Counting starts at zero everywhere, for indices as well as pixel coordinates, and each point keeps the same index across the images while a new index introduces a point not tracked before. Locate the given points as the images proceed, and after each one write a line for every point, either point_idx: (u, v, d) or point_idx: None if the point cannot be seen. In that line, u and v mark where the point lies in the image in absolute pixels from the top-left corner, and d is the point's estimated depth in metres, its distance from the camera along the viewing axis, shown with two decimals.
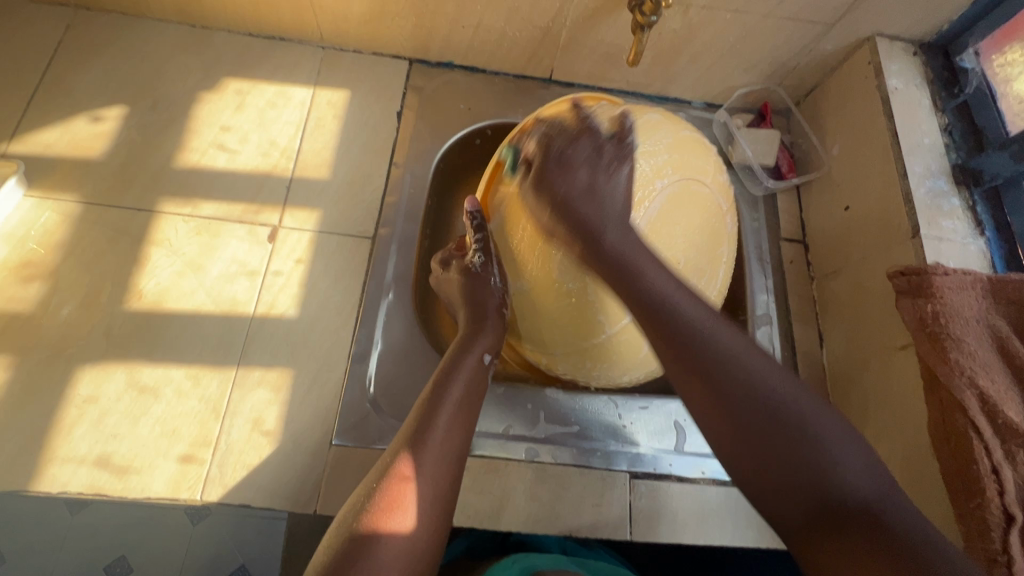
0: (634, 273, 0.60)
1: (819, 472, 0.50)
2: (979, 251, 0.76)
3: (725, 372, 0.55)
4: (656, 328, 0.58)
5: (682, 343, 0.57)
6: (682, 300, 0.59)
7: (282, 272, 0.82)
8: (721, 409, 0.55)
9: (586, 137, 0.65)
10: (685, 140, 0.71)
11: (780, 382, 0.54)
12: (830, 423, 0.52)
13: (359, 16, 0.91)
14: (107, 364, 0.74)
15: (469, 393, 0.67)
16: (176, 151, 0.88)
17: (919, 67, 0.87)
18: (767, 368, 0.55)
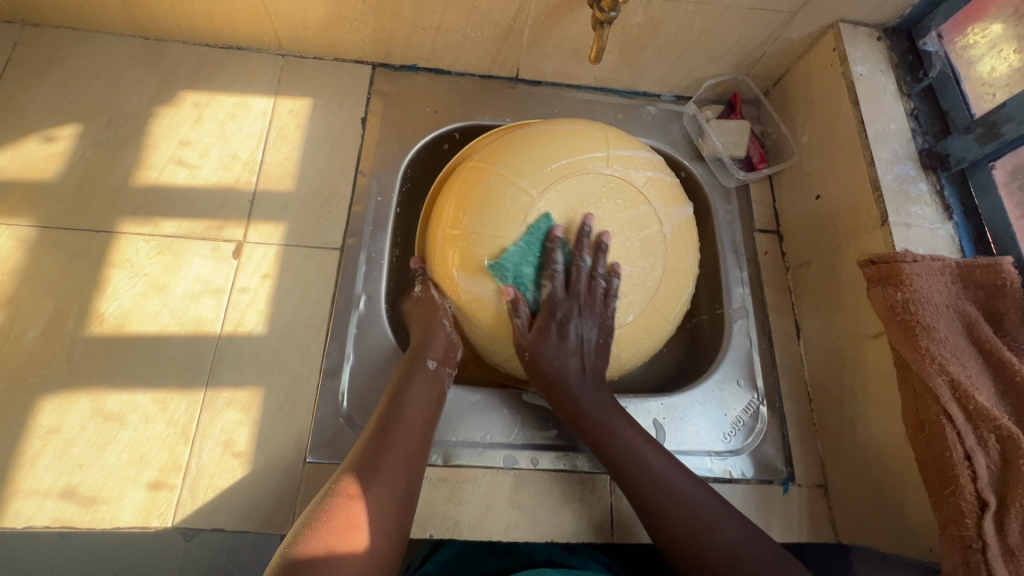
0: (604, 428, 0.69)
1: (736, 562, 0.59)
2: (947, 236, 0.75)
3: (642, 472, 0.66)
4: (613, 446, 0.68)
5: (630, 461, 0.67)
6: (634, 441, 0.68)
7: (248, 289, 0.81)
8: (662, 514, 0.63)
9: (470, 175, 0.72)
10: (563, 135, 0.72)
11: (695, 487, 0.65)
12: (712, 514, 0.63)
13: (316, 21, 0.89)
14: (70, 393, 0.72)
15: (425, 410, 0.68)
16: (134, 168, 0.85)
17: (884, 53, 0.87)
18: (673, 470, 0.66)
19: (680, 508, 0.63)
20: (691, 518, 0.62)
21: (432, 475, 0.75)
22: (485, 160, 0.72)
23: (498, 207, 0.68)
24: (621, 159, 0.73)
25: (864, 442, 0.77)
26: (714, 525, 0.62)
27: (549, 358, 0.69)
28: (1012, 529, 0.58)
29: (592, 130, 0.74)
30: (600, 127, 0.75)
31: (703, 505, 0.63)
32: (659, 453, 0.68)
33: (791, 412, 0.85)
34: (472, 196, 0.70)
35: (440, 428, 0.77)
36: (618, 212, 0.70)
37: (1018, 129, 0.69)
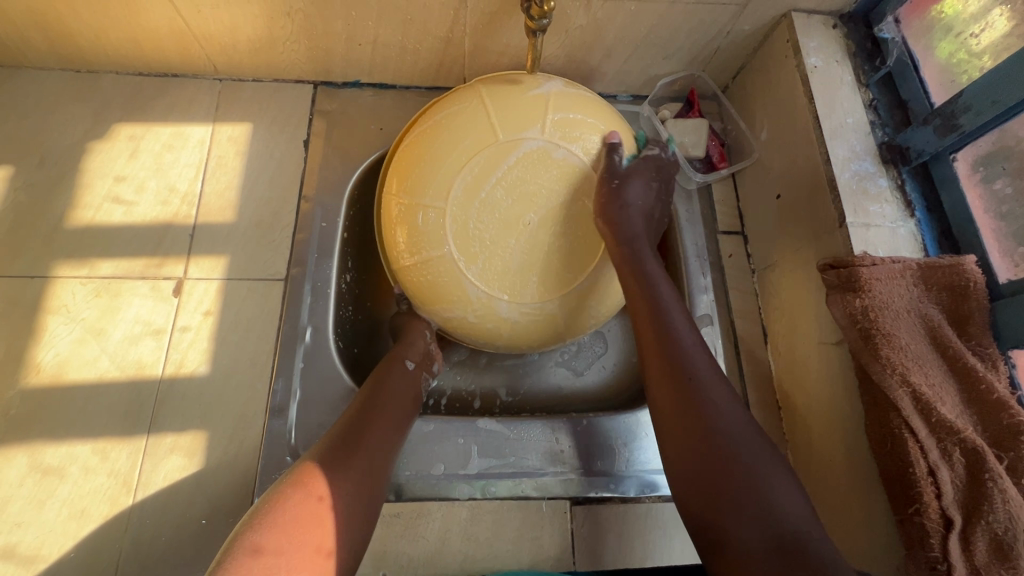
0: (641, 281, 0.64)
1: (718, 451, 0.51)
2: (910, 234, 0.71)
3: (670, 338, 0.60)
4: (653, 321, 0.61)
5: (664, 342, 0.60)
6: (665, 298, 0.63)
7: (190, 327, 0.78)
8: (685, 402, 0.55)
9: (382, 205, 0.68)
10: (449, 120, 0.64)
11: (738, 419, 0.54)
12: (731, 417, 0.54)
13: (247, 43, 0.86)
14: (8, 448, 0.70)
15: (397, 402, 0.67)
16: (69, 208, 0.83)
17: (840, 41, 0.82)
18: (717, 386, 0.56)
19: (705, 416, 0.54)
20: (715, 423, 0.53)
21: (385, 512, 0.73)
22: (388, 184, 0.67)
23: (419, 231, 0.63)
24: (505, 109, 0.63)
25: (829, 456, 0.74)
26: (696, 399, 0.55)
27: (614, 205, 0.65)
28: (976, 547, 0.55)
29: (472, 101, 0.64)
30: (483, 87, 0.65)
31: (735, 433, 0.52)
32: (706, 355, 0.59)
33: (760, 422, 0.82)
34: (395, 227, 0.66)
35: None
36: (532, 171, 0.61)
37: (977, 118, 0.65)
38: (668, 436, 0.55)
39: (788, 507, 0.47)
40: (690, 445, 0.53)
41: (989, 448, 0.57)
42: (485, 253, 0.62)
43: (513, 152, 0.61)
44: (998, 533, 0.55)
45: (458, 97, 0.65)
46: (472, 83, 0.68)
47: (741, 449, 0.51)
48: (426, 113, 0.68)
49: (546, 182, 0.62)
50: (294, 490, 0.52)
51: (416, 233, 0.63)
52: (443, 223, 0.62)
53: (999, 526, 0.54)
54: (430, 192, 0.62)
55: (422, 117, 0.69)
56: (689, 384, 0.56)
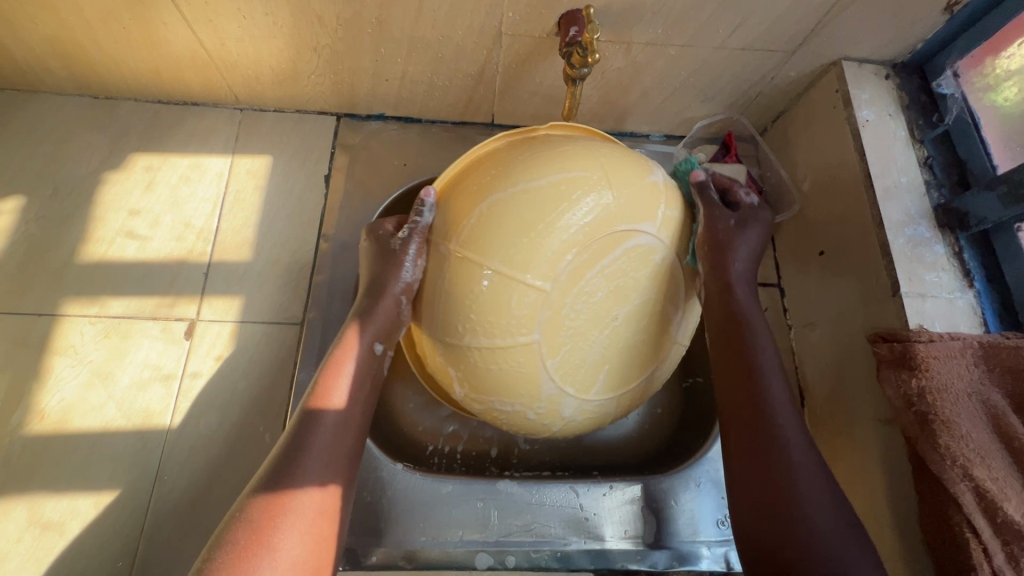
0: (751, 344, 0.59)
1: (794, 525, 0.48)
2: (968, 307, 0.67)
3: (767, 404, 0.55)
4: (744, 360, 0.58)
5: (753, 394, 0.56)
6: (769, 374, 0.58)
7: (201, 373, 0.75)
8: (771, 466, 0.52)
9: (447, 267, 0.57)
10: (558, 187, 0.54)
11: (816, 480, 0.51)
12: (822, 488, 0.50)
13: (271, 75, 0.82)
14: (6, 500, 0.67)
15: (354, 413, 0.57)
16: (81, 242, 0.80)
17: (892, 93, 0.78)
18: (800, 442, 0.53)
19: (788, 476, 0.51)
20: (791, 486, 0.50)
21: None
22: (462, 246, 0.56)
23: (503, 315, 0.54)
24: (620, 189, 0.56)
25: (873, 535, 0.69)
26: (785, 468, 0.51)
27: (735, 238, 0.63)
28: None
29: (587, 177, 0.56)
30: (593, 155, 0.57)
31: (816, 500, 0.49)
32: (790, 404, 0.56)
33: None
34: (466, 303, 0.55)
35: (406, 527, 0.70)
36: (634, 267, 0.56)
37: None
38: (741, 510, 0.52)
39: None
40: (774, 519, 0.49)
41: None
42: (569, 345, 0.55)
43: (614, 249, 0.55)
44: None
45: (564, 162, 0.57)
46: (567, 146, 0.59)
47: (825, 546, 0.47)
48: (515, 163, 0.57)
49: (634, 279, 0.56)
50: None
51: (501, 312, 0.54)
52: (538, 309, 0.54)
53: None
54: (511, 270, 0.53)
55: (513, 163, 0.57)
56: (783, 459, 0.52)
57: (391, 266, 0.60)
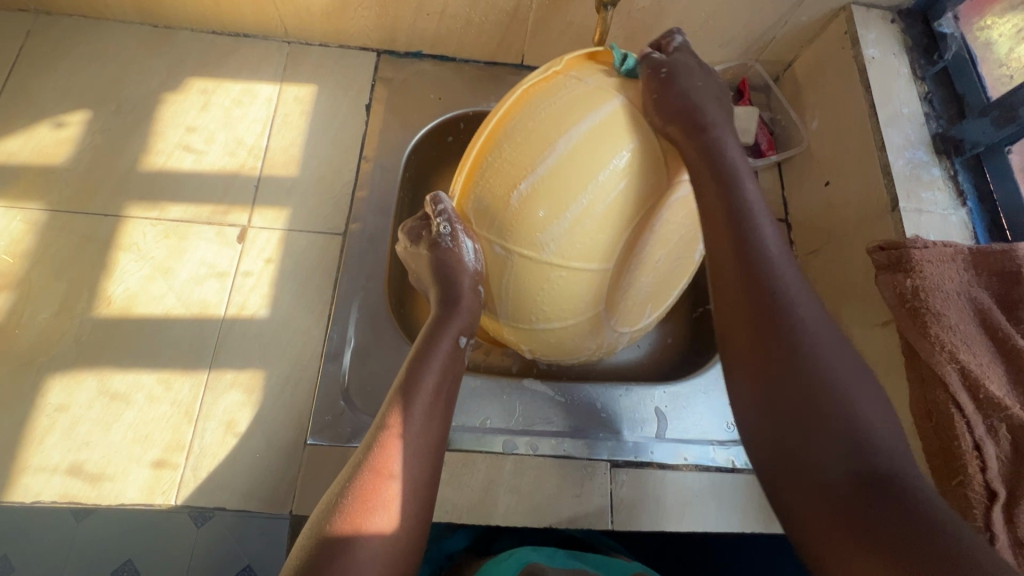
0: (748, 220, 0.53)
1: (845, 413, 0.43)
2: (961, 222, 0.73)
3: (769, 270, 0.50)
4: (739, 262, 0.51)
5: (762, 289, 0.49)
6: (769, 237, 0.52)
7: (252, 272, 0.81)
8: (766, 325, 0.47)
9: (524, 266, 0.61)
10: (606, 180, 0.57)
11: (850, 369, 0.45)
12: (838, 369, 0.45)
13: (321, 8, 0.89)
14: (78, 372, 0.73)
15: (445, 388, 0.63)
16: (142, 154, 0.87)
17: (897, 35, 0.84)
18: (819, 320, 0.48)
19: (817, 381, 0.44)
20: (820, 381, 0.44)
21: None
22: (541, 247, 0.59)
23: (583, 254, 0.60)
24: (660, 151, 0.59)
25: None
26: (795, 348, 0.46)
27: (700, 135, 0.58)
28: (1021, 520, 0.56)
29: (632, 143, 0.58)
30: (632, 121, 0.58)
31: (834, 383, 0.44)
32: (797, 267, 0.51)
33: None
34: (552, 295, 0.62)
35: None
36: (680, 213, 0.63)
37: None
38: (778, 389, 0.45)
39: (877, 435, 0.42)
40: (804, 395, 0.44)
41: None
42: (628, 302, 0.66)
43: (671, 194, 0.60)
44: None
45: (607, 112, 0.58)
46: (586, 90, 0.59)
47: (798, 389, 0.44)
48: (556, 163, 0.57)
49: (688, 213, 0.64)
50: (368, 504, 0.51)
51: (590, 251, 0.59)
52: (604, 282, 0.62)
53: None
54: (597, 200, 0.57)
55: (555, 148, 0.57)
56: (802, 332, 0.46)
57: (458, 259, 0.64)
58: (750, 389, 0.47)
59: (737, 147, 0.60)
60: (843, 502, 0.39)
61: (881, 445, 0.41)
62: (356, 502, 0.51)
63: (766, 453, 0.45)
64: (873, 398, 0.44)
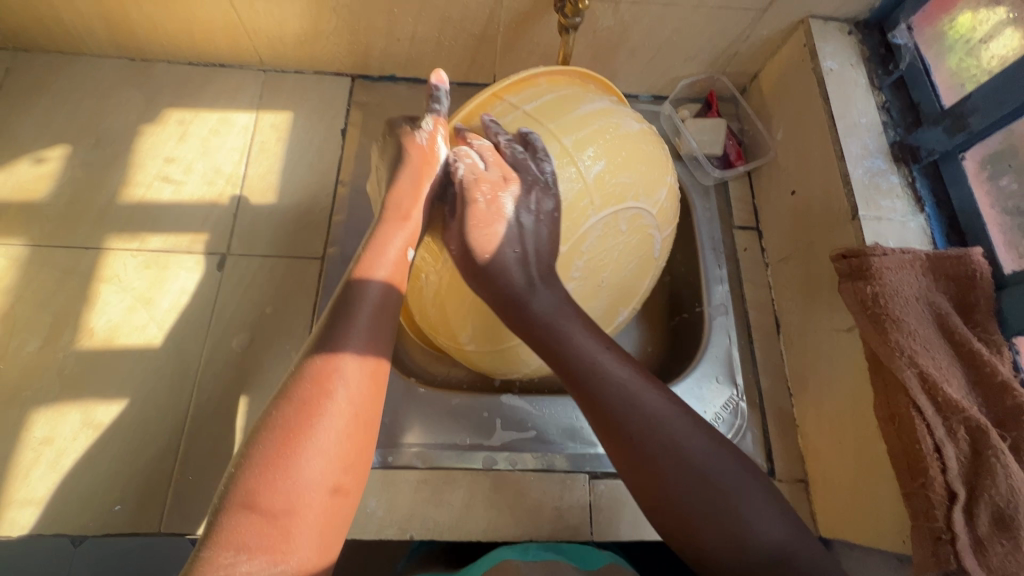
0: (562, 338, 0.58)
1: (733, 531, 0.52)
2: (919, 228, 0.75)
3: (599, 381, 0.57)
4: (566, 362, 0.58)
5: (598, 394, 0.57)
6: (610, 365, 0.57)
7: (232, 299, 0.83)
8: (640, 453, 0.55)
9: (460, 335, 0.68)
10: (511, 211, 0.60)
11: (699, 445, 0.55)
12: (702, 446, 0.55)
13: (294, 37, 0.91)
14: (62, 405, 0.75)
15: (361, 411, 0.49)
16: (122, 186, 0.88)
17: (854, 46, 0.87)
18: (687, 428, 0.55)
19: (670, 453, 0.54)
20: (673, 468, 0.54)
21: (413, 478, 0.77)
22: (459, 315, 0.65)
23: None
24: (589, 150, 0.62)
25: (839, 436, 0.77)
26: (711, 485, 0.53)
27: (491, 239, 0.59)
28: (979, 519, 0.58)
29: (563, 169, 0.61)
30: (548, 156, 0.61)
31: (694, 452, 0.54)
32: (652, 388, 0.58)
33: (772, 409, 0.86)
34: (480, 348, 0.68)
35: (418, 432, 0.78)
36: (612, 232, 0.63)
37: (985, 119, 0.69)
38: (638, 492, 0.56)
39: (773, 536, 0.52)
40: (692, 516, 0.53)
41: (992, 427, 0.60)
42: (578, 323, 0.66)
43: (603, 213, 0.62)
44: (1000, 506, 0.57)
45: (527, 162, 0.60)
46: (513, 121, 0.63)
47: (683, 485, 0.53)
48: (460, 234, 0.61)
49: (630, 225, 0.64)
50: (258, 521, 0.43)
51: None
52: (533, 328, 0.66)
53: (1002, 498, 0.57)
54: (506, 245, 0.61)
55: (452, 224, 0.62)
56: (662, 449, 0.54)
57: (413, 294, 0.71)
58: (643, 499, 0.56)
59: (539, 219, 0.59)
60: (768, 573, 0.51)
61: (767, 542, 0.52)
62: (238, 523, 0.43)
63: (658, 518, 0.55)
64: (756, 496, 0.54)
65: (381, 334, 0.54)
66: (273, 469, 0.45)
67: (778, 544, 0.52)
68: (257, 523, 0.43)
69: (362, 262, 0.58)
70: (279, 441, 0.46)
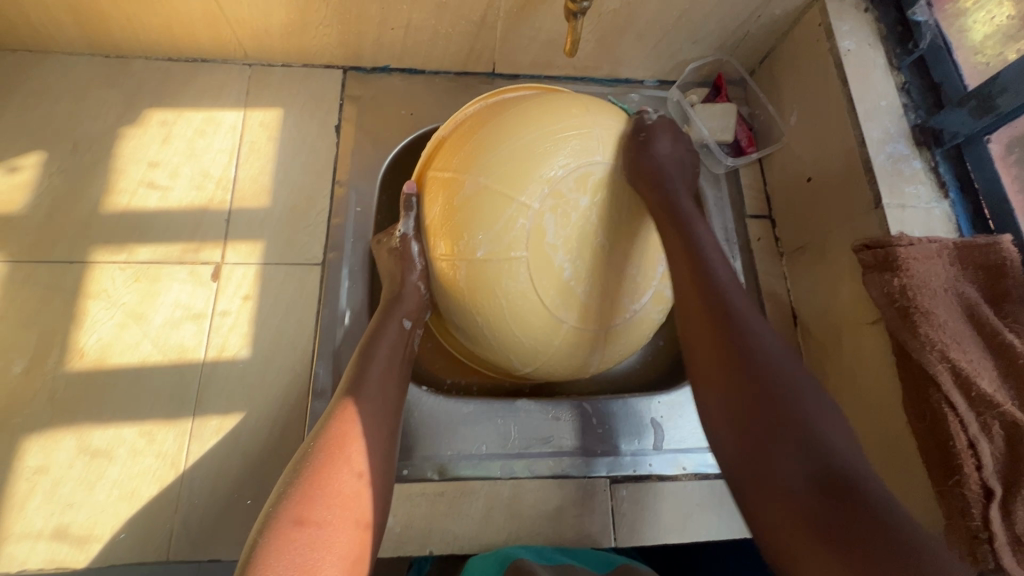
0: (721, 285, 0.55)
1: (809, 437, 0.44)
2: (944, 215, 0.73)
3: (718, 288, 0.55)
4: (690, 264, 0.57)
5: (697, 269, 0.57)
6: (720, 272, 0.56)
7: (230, 311, 0.79)
8: (719, 350, 0.51)
9: (489, 331, 0.64)
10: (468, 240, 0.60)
11: (795, 366, 0.49)
12: (806, 386, 0.47)
13: (280, 28, 0.85)
14: (55, 431, 0.71)
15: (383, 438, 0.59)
16: (104, 194, 0.83)
17: (871, 24, 0.83)
18: (782, 352, 0.50)
19: (761, 368, 0.48)
20: (762, 370, 0.48)
21: (430, 491, 0.74)
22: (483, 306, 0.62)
23: (495, 284, 0.60)
24: (529, 143, 0.60)
25: (864, 431, 0.75)
26: (793, 392, 0.47)
27: (642, 153, 0.64)
28: (1017, 516, 0.57)
29: (515, 171, 0.59)
30: (482, 170, 0.60)
31: (796, 376, 0.48)
32: (747, 296, 0.55)
33: None
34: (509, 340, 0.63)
35: (432, 443, 0.75)
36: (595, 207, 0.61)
37: (1014, 100, 0.66)
38: (708, 414, 0.50)
39: (836, 447, 0.43)
40: (778, 412, 0.46)
41: None
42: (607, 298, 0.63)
43: (552, 181, 0.59)
44: None
45: (477, 176, 0.60)
46: (455, 142, 0.65)
47: (773, 376, 0.48)
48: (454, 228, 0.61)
49: (600, 169, 0.61)
50: (293, 534, 0.47)
51: (494, 286, 0.60)
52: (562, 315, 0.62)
53: None
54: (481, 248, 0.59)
55: (443, 213, 0.62)
56: (760, 361, 0.49)
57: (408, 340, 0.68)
58: (735, 390, 0.48)
59: (675, 155, 0.66)
60: (843, 506, 0.40)
61: (840, 462, 0.43)
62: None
63: (741, 443, 0.46)
64: (825, 402, 0.46)
65: (370, 389, 0.62)
66: (305, 491, 0.50)
67: (843, 465, 0.42)
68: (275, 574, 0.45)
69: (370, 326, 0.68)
70: (297, 480, 0.51)
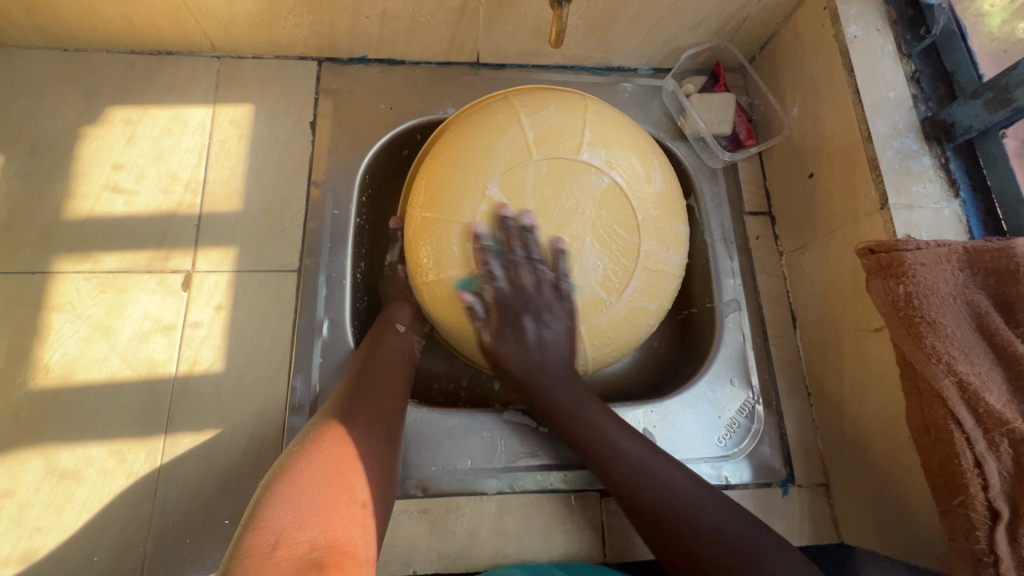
0: (613, 451, 0.64)
1: (688, 528, 0.58)
2: (954, 216, 0.68)
3: (614, 458, 0.63)
4: (586, 433, 0.65)
5: (598, 464, 0.64)
6: (618, 437, 0.64)
7: (201, 323, 0.75)
8: (631, 493, 0.62)
9: (474, 337, 0.65)
10: (433, 261, 0.63)
11: (683, 480, 0.62)
12: (712, 512, 0.59)
13: (247, 17, 0.79)
14: (21, 452, 0.68)
15: (376, 451, 0.59)
16: (66, 199, 0.79)
17: (880, 8, 0.77)
18: (682, 479, 0.62)
19: (663, 486, 0.61)
20: (671, 519, 0.59)
21: (414, 508, 0.71)
22: (460, 316, 0.64)
23: (454, 300, 0.64)
24: (477, 163, 0.62)
25: (867, 442, 0.72)
26: (688, 515, 0.59)
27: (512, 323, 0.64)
28: None
29: (464, 195, 0.61)
30: (439, 198, 0.63)
31: (685, 500, 0.60)
32: (636, 437, 0.65)
33: (789, 409, 0.81)
34: (489, 340, 0.65)
35: (415, 458, 0.72)
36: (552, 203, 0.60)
37: None
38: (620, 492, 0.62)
39: (710, 521, 0.58)
40: (659, 521, 0.60)
41: None
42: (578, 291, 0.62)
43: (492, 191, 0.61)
44: None
45: (437, 201, 0.63)
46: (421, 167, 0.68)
47: (707, 548, 0.57)
48: (423, 249, 0.64)
49: (540, 169, 0.60)
50: (291, 510, 0.47)
51: (456, 300, 0.63)
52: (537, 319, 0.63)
53: None
54: (440, 270, 0.63)
55: (412, 238, 0.66)
56: (677, 515, 0.59)
57: (407, 347, 0.73)
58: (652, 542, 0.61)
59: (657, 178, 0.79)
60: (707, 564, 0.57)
61: (705, 528, 0.58)
62: (248, 563, 0.42)
63: (664, 548, 0.60)
64: (766, 545, 0.57)
65: (360, 416, 0.60)
66: (310, 478, 0.50)
67: (716, 534, 0.58)
68: (269, 561, 0.42)
69: (369, 333, 0.73)
70: (303, 464, 0.52)
